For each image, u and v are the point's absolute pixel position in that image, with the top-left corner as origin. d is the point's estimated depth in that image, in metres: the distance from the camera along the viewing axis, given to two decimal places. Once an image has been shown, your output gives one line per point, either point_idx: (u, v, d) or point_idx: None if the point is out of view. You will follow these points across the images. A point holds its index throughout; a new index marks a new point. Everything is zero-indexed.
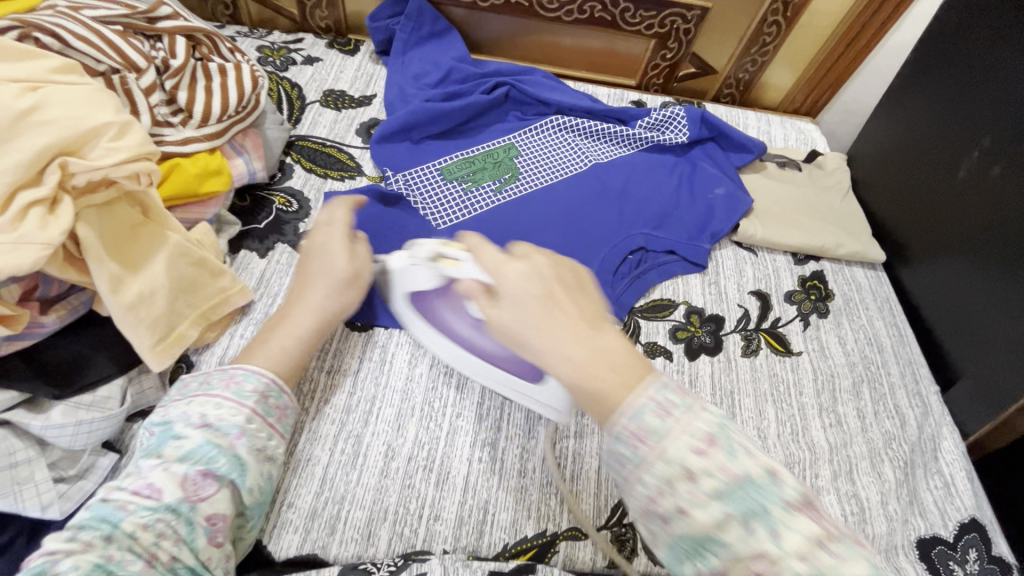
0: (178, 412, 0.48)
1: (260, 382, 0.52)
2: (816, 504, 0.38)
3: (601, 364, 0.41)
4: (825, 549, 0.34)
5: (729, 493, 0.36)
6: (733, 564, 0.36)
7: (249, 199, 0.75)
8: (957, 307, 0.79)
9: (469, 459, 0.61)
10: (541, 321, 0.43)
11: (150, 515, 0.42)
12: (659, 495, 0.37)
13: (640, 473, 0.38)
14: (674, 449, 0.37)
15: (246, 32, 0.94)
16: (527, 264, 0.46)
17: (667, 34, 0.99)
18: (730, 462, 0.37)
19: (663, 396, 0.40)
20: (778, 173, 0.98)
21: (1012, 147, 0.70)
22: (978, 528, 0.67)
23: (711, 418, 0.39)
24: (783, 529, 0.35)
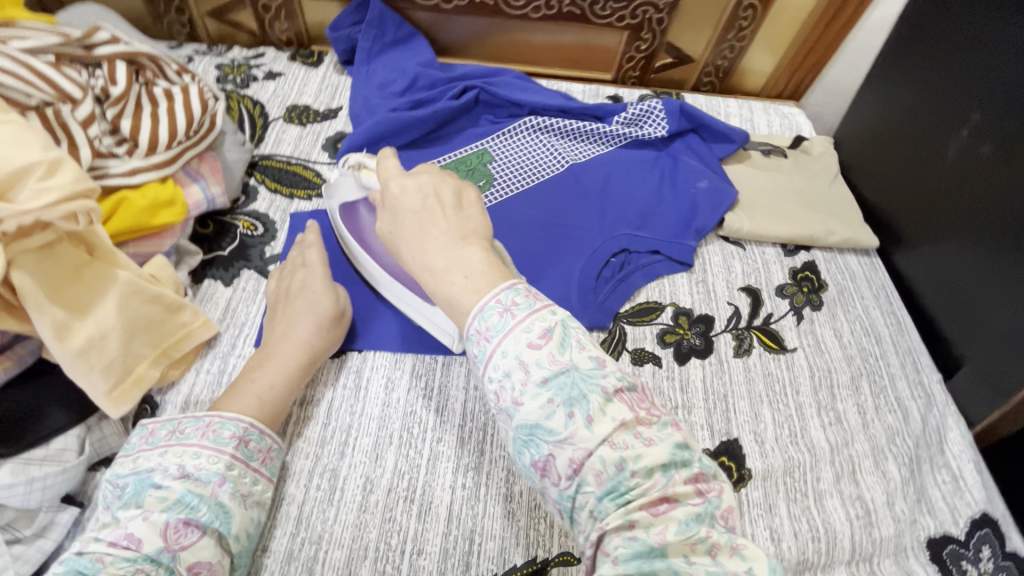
0: (155, 460, 0.48)
1: (238, 427, 0.51)
2: (642, 400, 0.42)
3: (454, 271, 0.45)
4: (633, 432, 0.39)
5: (554, 382, 0.39)
6: (556, 449, 0.39)
7: (212, 226, 0.72)
8: (953, 292, 0.76)
9: (452, 486, 0.58)
10: (422, 225, 0.47)
11: (129, 567, 0.41)
12: (500, 389, 0.41)
13: (485, 368, 0.42)
14: (511, 344, 0.41)
15: (204, 50, 0.91)
16: (411, 181, 0.50)
17: (639, 25, 0.96)
18: (560, 355, 0.41)
19: (509, 298, 0.43)
20: (763, 161, 0.95)
21: (1003, 124, 0.67)
22: (990, 522, 0.63)
23: (551, 318, 0.42)
24: (598, 416, 0.39)
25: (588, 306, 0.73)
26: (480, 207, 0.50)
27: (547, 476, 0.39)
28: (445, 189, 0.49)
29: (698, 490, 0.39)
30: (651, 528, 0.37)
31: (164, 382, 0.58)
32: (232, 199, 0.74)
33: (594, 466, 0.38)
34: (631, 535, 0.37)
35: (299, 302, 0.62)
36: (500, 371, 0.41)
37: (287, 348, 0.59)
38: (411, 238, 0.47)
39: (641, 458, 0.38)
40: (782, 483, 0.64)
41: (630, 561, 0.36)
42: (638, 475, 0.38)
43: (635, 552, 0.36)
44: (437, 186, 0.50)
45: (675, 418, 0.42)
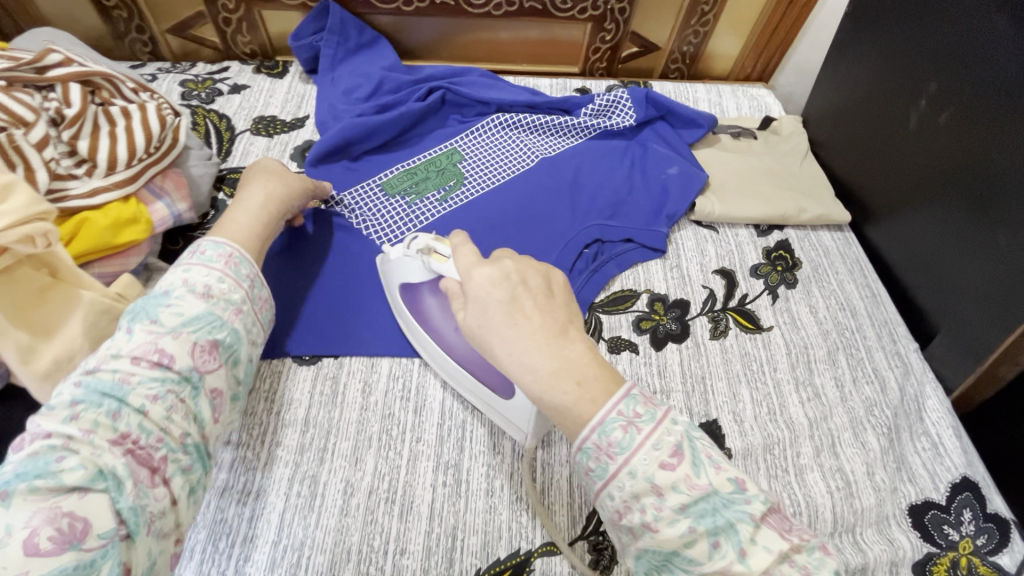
0: (176, 279, 0.50)
1: (252, 270, 0.56)
2: (786, 521, 0.40)
3: (564, 375, 0.40)
4: (788, 562, 0.36)
5: (696, 508, 0.37)
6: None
7: (182, 242, 0.71)
8: (923, 262, 0.76)
9: (433, 485, 0.59)
10: (513, 319, 0.41)
11: (160, 386, 0.44)
12: (627, 508, 0.38)
13: (606, 485, 0.39)
14: (644, 465, 0.38)
15: (168, 68, 0.91)
16: (495, 269, 0.44)
17: (602, 16, 0.96)
18: (696, 477, 0.38)
19: (629, 408, 0.39)
20: (733, 144, 0.95)
21: (958, 92, 0.67)
22: (971, 486, 0.65)
23: (678, 432, 0.39)
24: (749, 546, 0.36)
25: None
26: (569, 292, 0.46)
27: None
28: (530, 274, 0.44)
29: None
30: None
31: None
32: (201, 214, 0.74)
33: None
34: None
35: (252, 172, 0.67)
36: (630, 493, 0.38)
37: (256, 206, 0.62)
38: (500, 332, 0.41)
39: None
40: (762, 460, 0.64)
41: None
42: None
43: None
44: (525, 272, 0.44)
45: (823, 540, 0.39)
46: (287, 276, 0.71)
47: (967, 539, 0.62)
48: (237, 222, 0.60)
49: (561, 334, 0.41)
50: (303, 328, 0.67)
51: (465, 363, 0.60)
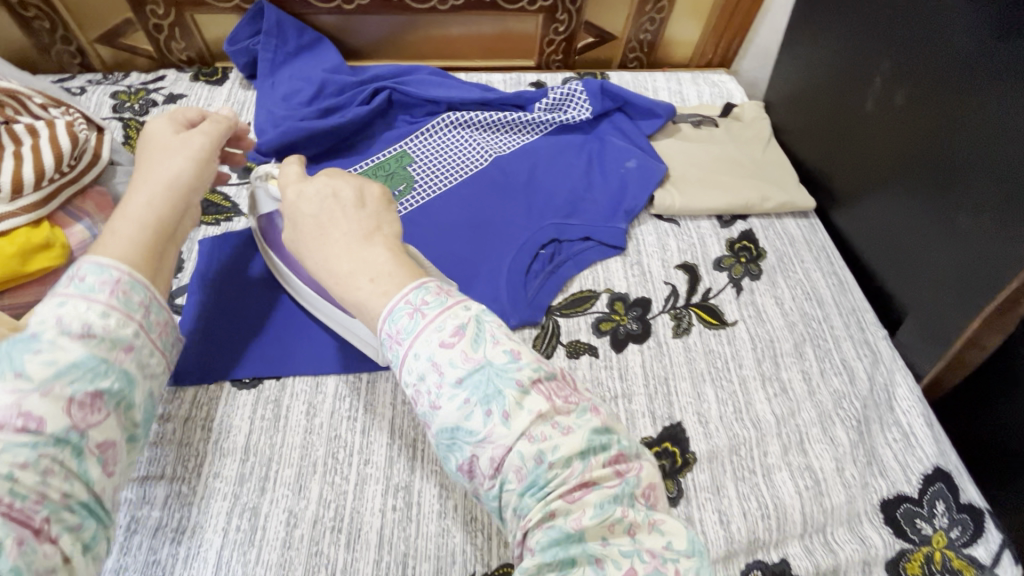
0: (48, 316, 0.42)
1: (148, 296, 0.48)
2: (562, 387, 0.41)
3: (359, 275, 0.44)
4: (550, 424, 0.38)
5: (469, 380, 0.38)
6: (476, 449, 0.37)
7: None
8: (888, 247, 0.74)
9: (382, 510, 0.55)
10: (322, 228, 0.46)
11: (31, 452, 0.37)
12: (417, 393, 0.40)
13: (400, 373, 0.41)
14: (424, 344, 0.40)
15: (99, 79, 0.86)
16: (319, 187, 0.48)
17: (554, 6, 0.93)
18: (474, 351, 0.39)
19: (419, 297, 0.42)
20: (694, 133, 0.92)
21: (912, 70, 0.64)
22: (943, 476, 0.63)
23: (465, 314, 0.41)
24: (514, 410, 0.37)
25: (518, 303, 0.70)
26: (385, 203, 0.50)
27: (473, 478, 0.38)
28: (348, 190, 0.48)
29: (616, 469, 0.38)
30: (569, 516, 0.36)
31: None
32: None
33: (515, 462, 0.37)
34: (553, 529, 0.36)
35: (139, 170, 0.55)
36: (415, 374, 0.40)
37: (145, 212, 0.52)
38: (312, 247, 0.46)
39: (557, 447, 0.37)
40: (728, 462, 0.62)
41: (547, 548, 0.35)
42: (554, 466, 0.37)
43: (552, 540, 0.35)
44: (337, 186, 0.48)
45: (594, 402, 0.41)
46: (226, 296, 0.66)
47: (941, 533, 0.60)
48: (120, 231, 0.50)
49: (365, 238, 0.45)
50: (244, 349, 0.64)
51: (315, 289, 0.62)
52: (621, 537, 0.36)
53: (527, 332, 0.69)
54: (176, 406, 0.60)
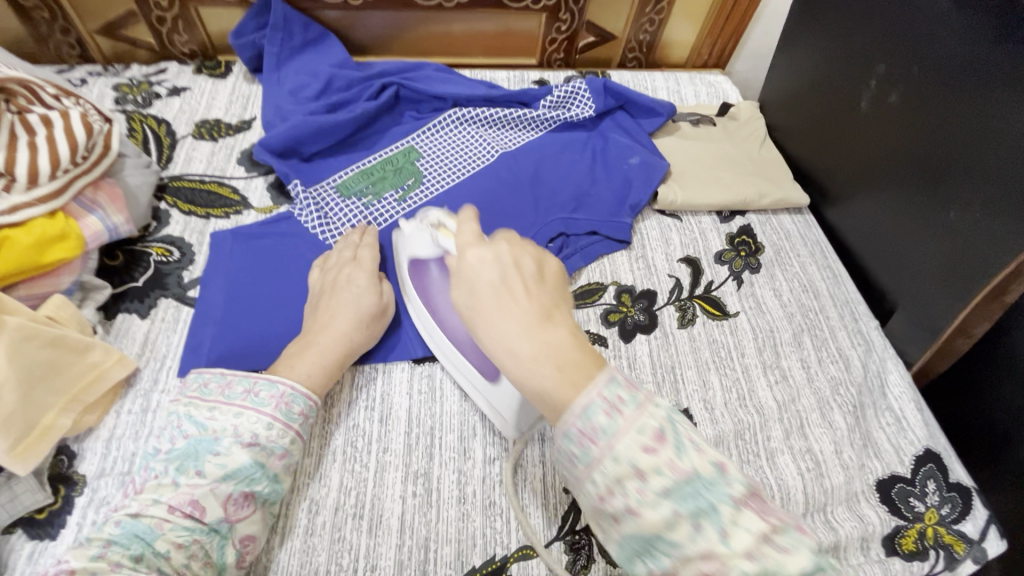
0: (227, 424, 0.49)
1: (306, 404, 0.54)
2: (762, 497, 0.35)
3: (543, 360, 0.36)
4: (771, 543, 0.32)
5: (677, 492, 0.33)
6: (680, 566, 0.33)
7: (121, 256, 0.67)
8: (881, 242, 0.77)
9: (403, 496, 0.56)
10: (499, 299, 0.38)
11: (188, 536, 0.45)
12: (608, 493, 0.34)
13: (590, 471, 0.35)
14: (623, 448, 0.34)
15: (99, 71, 0.85)
16: (487, 249, 0.40)
17: (556, 6, 0.95)
18: (678, 458, 0.34)
19: (611, 393, 0.35)
20: (692, 132, 0.95)
21: (906, 73, 0.67)
22: (934, 457, 0.67)
23: (659, 412, 0.35)
24: (731, 528, 0.32)
25: None
26: (563, 280, 0.42)
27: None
28: (525, 256, 0.41)
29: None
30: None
31: (79, 429, 0.54)
32: (142, 225, 0.70)
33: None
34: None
35: (336, 292, 0.63)
36: (602, 474, 0.34)
37: (329, 354, 0.58)
38: (484, 316, 0.38)
39: (781, 568, 0.31)
40: (734, 447, 0.64)
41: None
42: None
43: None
44: (516, 255, 0.40)
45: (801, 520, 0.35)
46: (238, 287, 0.66)
47: (932, 510, 0.63)
48: (301, 364, 0.57)
49: (548, 317, 0.38)
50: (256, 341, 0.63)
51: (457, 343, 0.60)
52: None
53: None
54: None
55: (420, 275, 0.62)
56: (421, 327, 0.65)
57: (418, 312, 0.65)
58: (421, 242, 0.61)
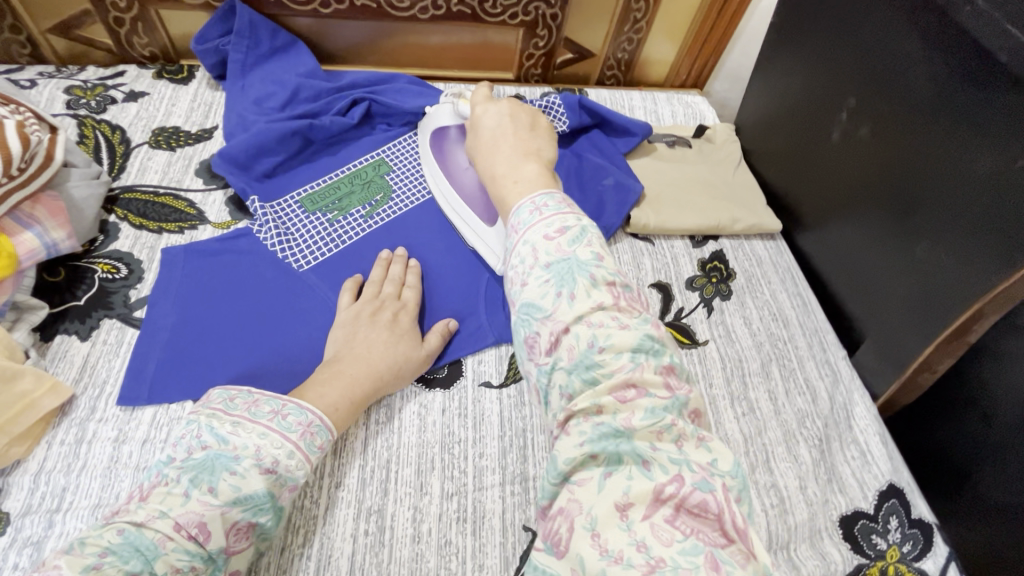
0: (250, 443, 0.48)
1: (327, 439, 0.53)
2: (634, 302, 0.44)
3: (507, 178, 0.53)
4: (609, 317, 0.41)
5: (557, 267, 0.43)
6: (542, 326, 0.42)
7: (63, 273, 0.63)
8: (853, 272, 0.77)
9: (354, 534, 0.54)
10: (497, 138, 0.57)
11: (187, 561, 0.42)
12: (518, 274, 0.45)
13: (512, 258, 0.46)
14: (532, 234, 0.45)
15: (52, 72, 0.81)
16: (496, 107, 0.61)
17: (534, 21, 0.93)
18: (569, 247, 0.44)
19: (542, 201, 0.48)
20: (668, 153, 0.94)
21: (875, 106, 0.67)
22: (897, 492, 0.67)
23: (573, 220, 0.46)
24: (585, 296, 0.41)
25: (496, 320, 0.70)
26: (551, 135, 0.60)
27: (533, 353, 0.42)
28: (522, 114, 0.60)
29: (667, 383, 0.40)
30: (619, 415, 0.38)
31: (5, 463, 0.51)
32: (89, 240, 0.66)
33: (570, 343, 0.41)
34: (602, 425, 0.38)
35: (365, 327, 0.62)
36: (519, 257, 0.45)
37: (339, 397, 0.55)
38: (484, 147, 0.58)
39: (612, 336, 0.40)
40: None
41: (595, 441, 0.37)
42: (605, 352, 0.40)
43: (601, 434, 0.38)
44: (515, 113, 0.60)
45: (655, 319, 0.44)
46: (191, 309, 0.63)
47: (894, 547, 0.63)
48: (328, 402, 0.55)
49: (526, 154, 0.55)
50: (206, 366, 0.60)
51: (462, 194, 0.72)
52: (669, 446, 0.38)
53: (504, 349, 0.69)
54: (132, 425, 0.56)
55: (441, 146, 0.75)
56: (442, 200, 0.74)
57: (440, 188, 0.75)
58: (443, 115, 0.75)
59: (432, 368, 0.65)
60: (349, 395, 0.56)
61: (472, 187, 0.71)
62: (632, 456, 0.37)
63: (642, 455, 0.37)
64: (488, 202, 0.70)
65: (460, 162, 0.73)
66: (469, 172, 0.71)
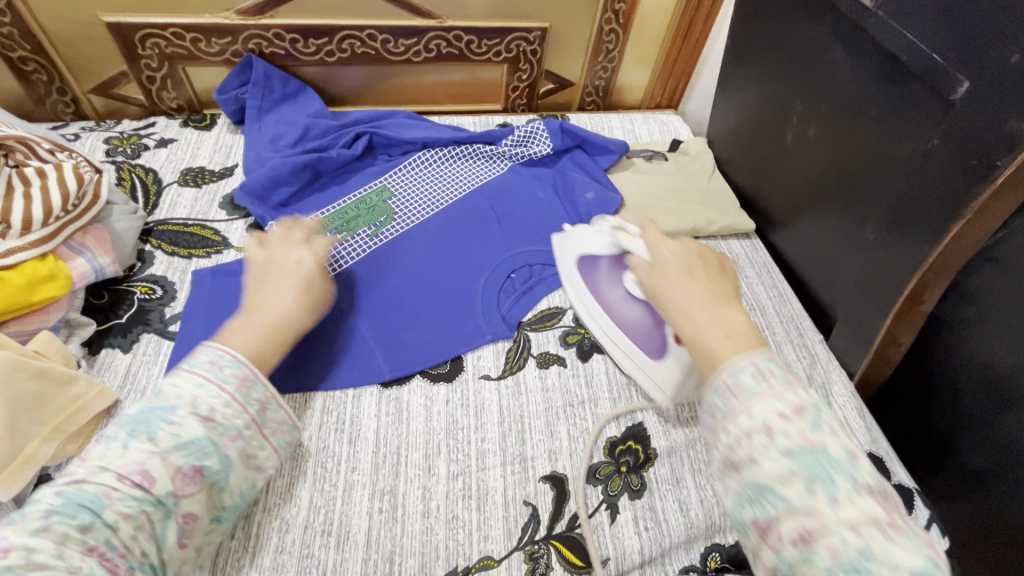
0: (185, 393, 0.51)
1: (264, 393, 0.56)
2: (892, 507, 0.41)
3: (714, 328, 0.52)
4: (883, 530, 0.38)
5: (802, 455, 0.42)
6: (785, 516, 0.40)
7: (107, 295, 0.71)
8: (820, 261, 0.83)
9: (369, 512, 0.59)
10: (687, 284, 0.57)
11: (135, 506, 0.46)
12: (738, 442, 0.44)
13: (727, 421, 0.45)
14: (763, 409, 0.44)
15: (92, 127, 0.92)
16: (677, 245, 0.62)
17: (516, 57, 1.04)
18: (812, 433, 0.43)
19: (764, 365, 0.47)
20: (646, 166, 1.03)
21: (816, 110, 0.75)
22: (875, 461, 0.71)
23: (804, 399, 0.45)
24: (844, 500, 0.40)
25: (492, 320, 0.76)
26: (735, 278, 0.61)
27: (769, 539, 0.41)
28: (710, 257, 0.61)
29: None
30: None
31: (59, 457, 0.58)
32: (128, 266, 0.75)
33: (832, 542, 0.38)
34: None
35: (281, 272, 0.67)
36: (741, 429, 0.44)
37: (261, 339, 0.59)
38: (676, 288, 0.57)
39: (891, 554, 0.38)
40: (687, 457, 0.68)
41: None
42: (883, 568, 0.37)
43: None
44: (702, 254, 0.61)
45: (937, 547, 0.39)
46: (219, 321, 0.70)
47: None
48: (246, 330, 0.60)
49: (725, 300, 0.55)
50: None
51: (617, 321, 0.73)
52: None
53: (500, 346, 0.75)
54: None
55: (591, 273, 0.76)
56: (598, 330, 0.75)
57: (591, 309, 0.76)
58: (596, 241, 0.75)
59: (436, 366, 0.72)
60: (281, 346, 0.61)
61: (641, 330, 0.70)
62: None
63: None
64: (651, 333, 0.69)
65: (617, 293, 0.73)
66: (630, 305, 0.71)
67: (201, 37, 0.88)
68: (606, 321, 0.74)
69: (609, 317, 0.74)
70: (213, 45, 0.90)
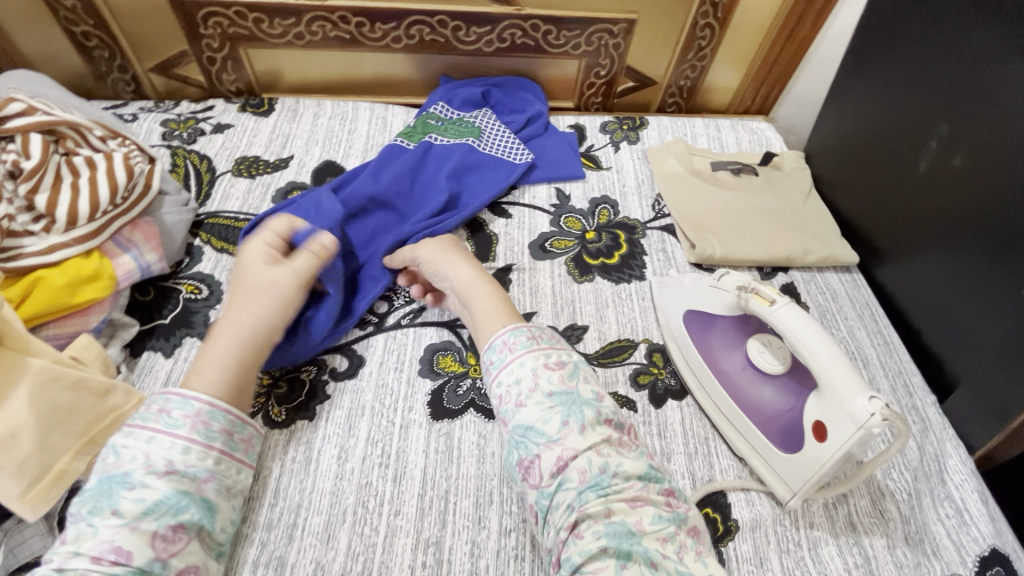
0: (137, 453, 0.47)
1: (227, 420, 0.52)
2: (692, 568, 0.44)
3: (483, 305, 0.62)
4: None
5: (559, 396, 0.51)
6: (545, 451, 0.49)
7: (153, 292, 0.67)
8: (937, 313, 0.72)
9: (411, 566, 0.53)
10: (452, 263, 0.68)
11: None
12: (508, 392, 0.53)
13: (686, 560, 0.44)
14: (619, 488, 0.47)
15: (151, 107, 0.88)
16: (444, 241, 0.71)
17: (596, 51, 0.94)
18: (570, 380, 0.53)
19: (513, 337, 0.56)
20: (733, 181, 0.91)
21: (970, 135, 0.66)
22: (1001, 560, 0.58)
23: (674, 520, 0.47)
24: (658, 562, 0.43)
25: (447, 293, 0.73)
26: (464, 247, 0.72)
27: (531, 474, 0.49)
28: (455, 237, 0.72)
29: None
30: (629, 517, 0.45)
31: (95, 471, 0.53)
32: (176, 261, 0.70)
33: (580, 465, 0.47)
34: (612, 523, 0.45)
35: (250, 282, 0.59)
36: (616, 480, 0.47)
37: (225, 356, 0.55)
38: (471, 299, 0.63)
39: (622, 464, 0.48)
40: (773, 533, 0.58)
41: (609, 537, 0.44)
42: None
43: (614, 532, 0.44)
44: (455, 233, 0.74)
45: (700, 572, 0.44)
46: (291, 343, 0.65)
47: None
48: (206, 369, 0.54)
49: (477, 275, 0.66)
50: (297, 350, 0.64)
51: (735, 392, 0.64)
52: (674, 555, 0.44)
53: None
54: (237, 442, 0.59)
55: (704, 334, 0.67)
56: (708, 401, 0.66)
57: (695, 369, 0.67)
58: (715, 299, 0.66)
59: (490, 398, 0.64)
60: (230, 363, 0.55)
61: (763, 415, 0.61)
62: (642, 555, 0.43)
63: (651, 556, 0.43)
64: (777, 422, 0.60)
65: (734, 363, 0.65)
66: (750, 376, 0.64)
67: (265, 18, 0.83)
68: (716, 389, 0.65)
69: (719, 384, 0.65)
70: (277, 26, 0.84)
